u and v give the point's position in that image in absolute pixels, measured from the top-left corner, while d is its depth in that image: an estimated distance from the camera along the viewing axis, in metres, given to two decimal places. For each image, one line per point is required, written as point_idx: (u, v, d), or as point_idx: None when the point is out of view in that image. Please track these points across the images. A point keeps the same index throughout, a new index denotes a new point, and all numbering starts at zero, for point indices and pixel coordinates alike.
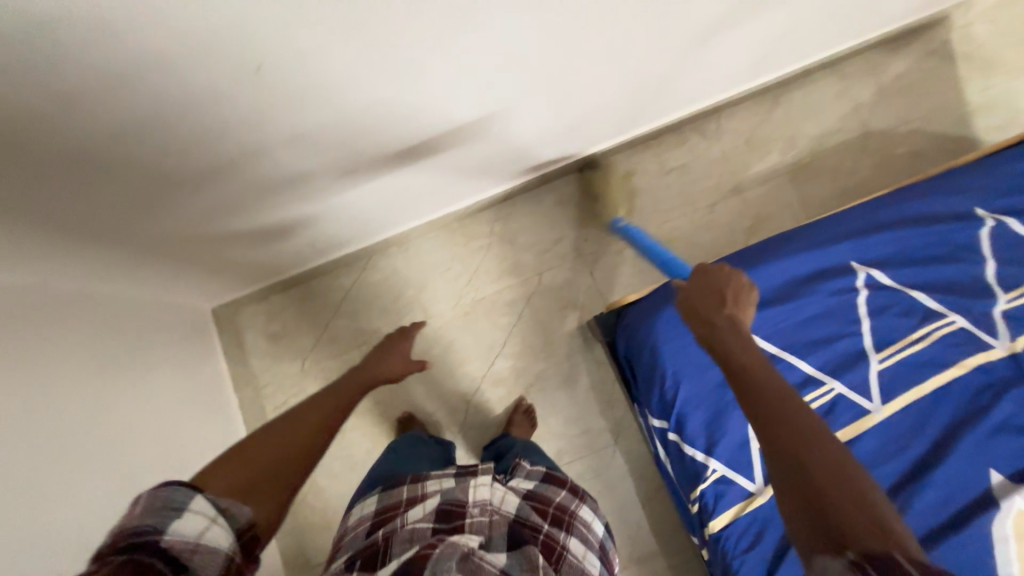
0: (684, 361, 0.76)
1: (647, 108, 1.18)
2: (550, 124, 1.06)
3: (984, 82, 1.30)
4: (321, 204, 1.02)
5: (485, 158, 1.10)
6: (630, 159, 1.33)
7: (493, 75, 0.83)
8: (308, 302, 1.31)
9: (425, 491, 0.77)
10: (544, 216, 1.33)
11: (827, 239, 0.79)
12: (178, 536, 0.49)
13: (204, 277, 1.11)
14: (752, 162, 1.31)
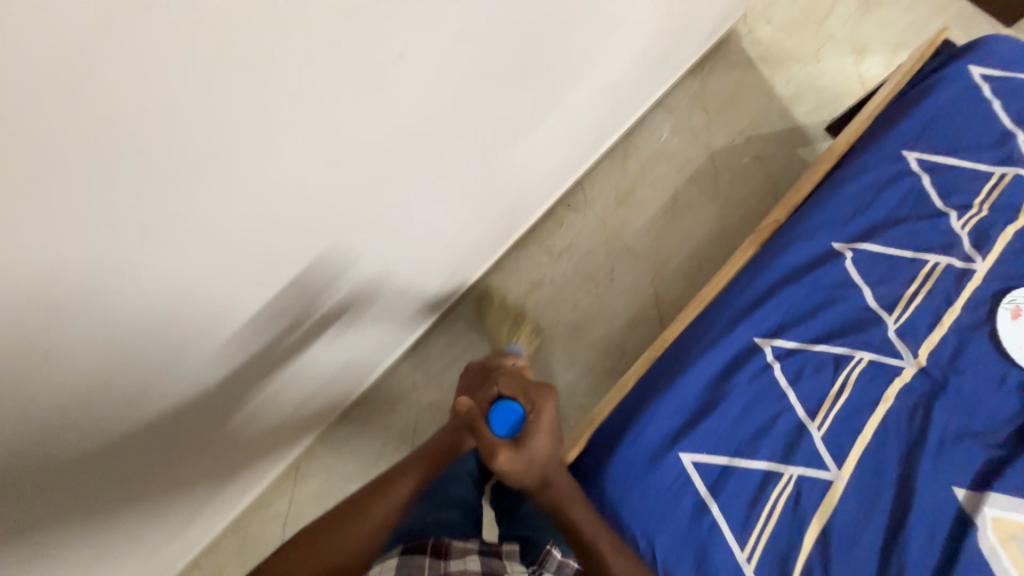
0: (648, 512, 0.72)
1: (514, 217, 1.17)
2: (426, 279, 1.01)
3: (784, 75, 1.42)
4: (217, 472, 0.89)
5: (376, 337, 1.02)
6: (520, 258, 1.31)
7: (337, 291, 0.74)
8: (246, 551, 1.14)
9: (457, 566, 0.57)
10: (461, 348, 1.27)
11: (724, 327, 0.79)
12: None
13: None
14: (630, 216, 1.33)
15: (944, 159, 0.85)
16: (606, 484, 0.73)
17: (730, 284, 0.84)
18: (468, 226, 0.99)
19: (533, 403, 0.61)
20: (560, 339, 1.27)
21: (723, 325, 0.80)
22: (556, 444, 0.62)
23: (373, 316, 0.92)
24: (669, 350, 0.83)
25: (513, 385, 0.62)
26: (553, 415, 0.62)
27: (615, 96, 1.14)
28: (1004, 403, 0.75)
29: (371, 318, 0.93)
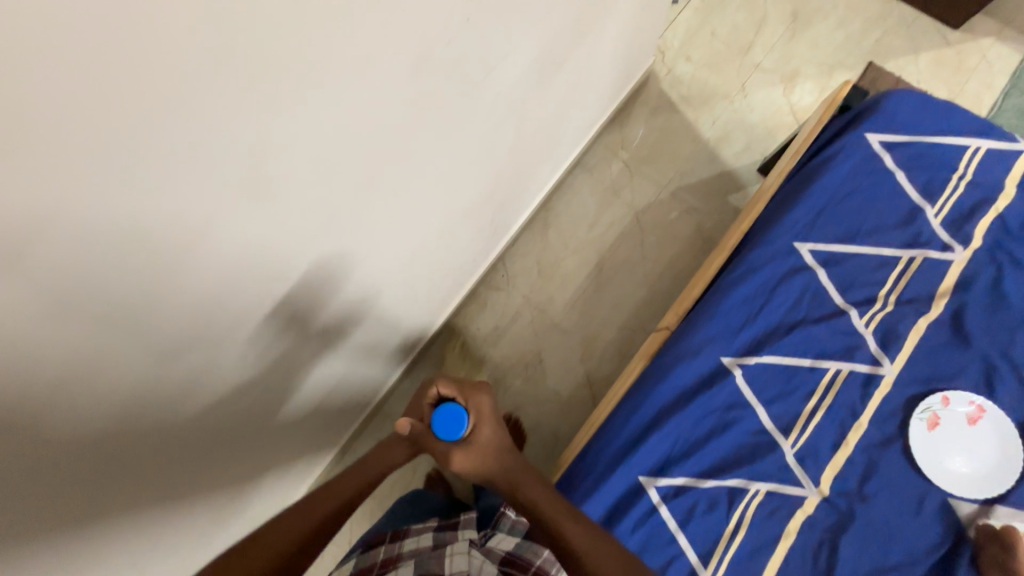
0: None
1: (424, 318, 1.12)
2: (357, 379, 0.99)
3: (708, 116, 1.33)
4: None
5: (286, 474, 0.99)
6: (445, 348, 1.26)
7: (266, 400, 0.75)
8: None
9: (408, 549, 0.73)
10: None
11: (606, 467, 0.74)
12: None
13: None
14: (555, 291, 1.27)
15: (842, 247, 0.77)
16: None
17: (616, 408, 0.78)
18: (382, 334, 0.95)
19: (470, 397, 0.60)
20: None
21: (606, 461, 0.74)
22: (500, 432, 0.63)
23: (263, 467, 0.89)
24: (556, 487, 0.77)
25: (454, 385, 0.59)
26: (491, 405, 0.63)
27: (518, 182, 1.07)
28: (922, 532, 0.67)
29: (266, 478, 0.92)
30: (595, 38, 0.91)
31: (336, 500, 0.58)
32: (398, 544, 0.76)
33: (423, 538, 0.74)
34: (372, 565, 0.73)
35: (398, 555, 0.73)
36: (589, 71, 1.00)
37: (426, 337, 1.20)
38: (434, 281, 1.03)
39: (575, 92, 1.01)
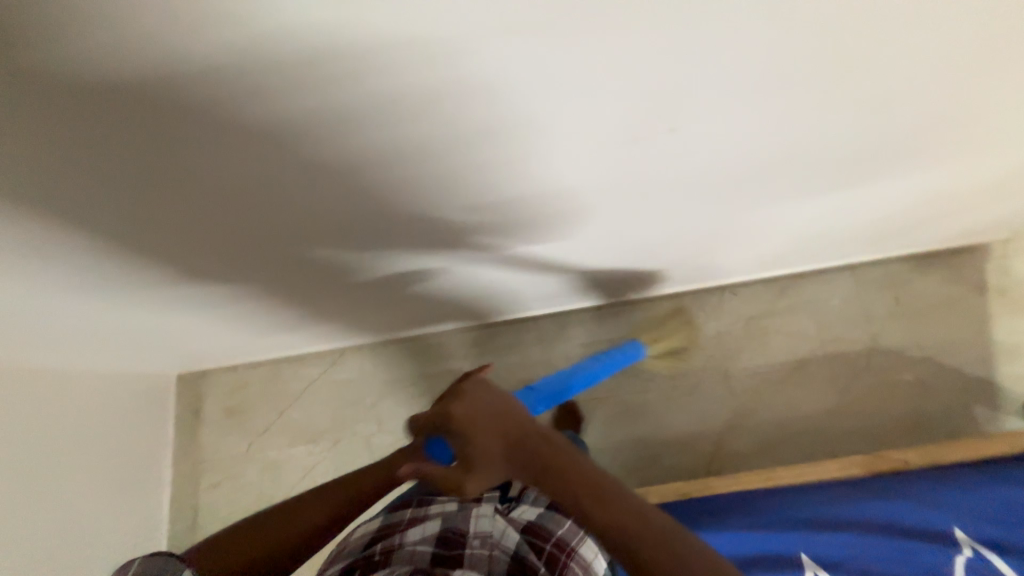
0: None
1: (542, 291, 1.12)
2: (549, 285, 1.09)
3: (1010, 324, 1.21)
4: (290, 314, 1.01)
5: (467, 301, 1.10)
6: (622, 316, 1.28)
7: (526, 252, 0.86)
8: (271, 385, 1.29)
9: (433, 510, 0.84)
10: (520, 353, 1.28)
11: (780, 523, 0.92)
12: None
13: (155, 351, 1.08)
14: (746, 350, 1.24)
15: None
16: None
17: (815, 492, 0.95)
18: (600, 268, 1.03)
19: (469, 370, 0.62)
20: (609, 410, 1.23)
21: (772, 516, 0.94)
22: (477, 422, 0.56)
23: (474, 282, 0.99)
24: (769, 506, 0.95)
25: (423, 419, 0.59)
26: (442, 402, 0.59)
27: (717, 246, 1.01)
28: None
29: (465, 290, 1.03)
30: (988, 172, 0.81)
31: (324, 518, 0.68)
32: (424, 508, 0.86)
33: (446, 505, 0.85)
34: (399, 520, 0.83)
35: (424, 515, 0.84)
36: (846, 201, 0.85)
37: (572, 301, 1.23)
38: (571, 271, 1.02)
39: (900, 208, 0.92)
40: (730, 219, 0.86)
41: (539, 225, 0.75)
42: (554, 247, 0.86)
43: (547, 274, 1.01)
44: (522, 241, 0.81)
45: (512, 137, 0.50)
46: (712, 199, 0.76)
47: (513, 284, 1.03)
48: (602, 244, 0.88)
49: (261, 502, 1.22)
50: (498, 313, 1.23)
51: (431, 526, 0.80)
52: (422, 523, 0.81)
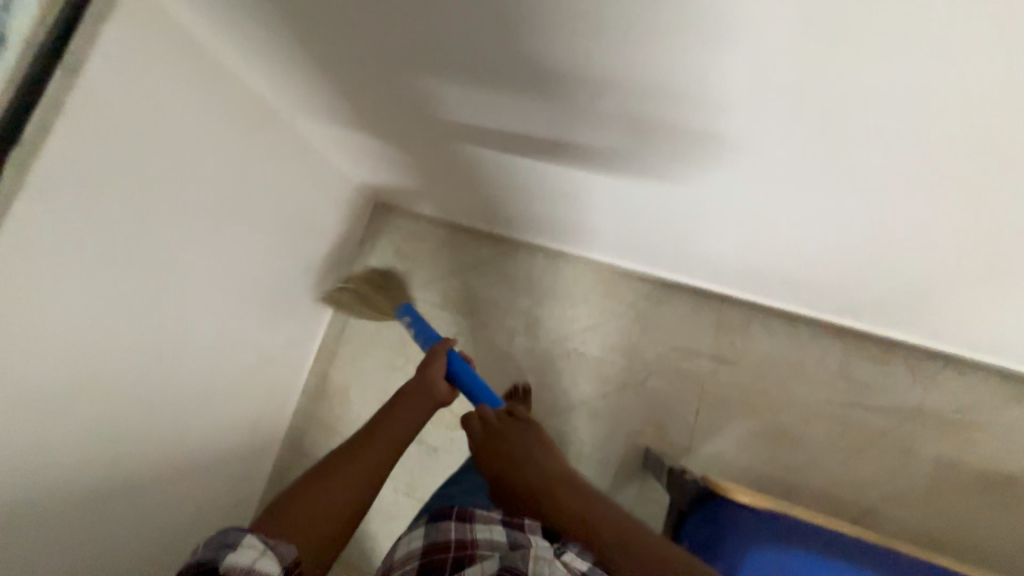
0: None
1: (649, 261, 1.13)
2: (731, 259, 0.98)
3: None
4: (510, 180, 0.96)
5: (653, 242, 1.03)
6: (820, 339, 1.13)
7: (720, 200, 0.78)
8: (443, 248, 1.33)
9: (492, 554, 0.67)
10: (691, 326, 1.18)
11: None
12: (233, 565, 0.49)
13: (379, 167, 1.11)
14: (942, 436, 1.08)
15: None
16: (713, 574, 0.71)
17: None
18: (777, 258, 0.91)
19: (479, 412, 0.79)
20: (757, 425, 1.14)
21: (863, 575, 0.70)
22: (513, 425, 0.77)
23: (692, 223, 0.89)
24: (852, 560, 0.71)
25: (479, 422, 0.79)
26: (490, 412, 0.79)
27: (850, 279, 0.90)
28: None
29: (669, 228, 0.94)
30: None
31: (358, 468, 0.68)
32: (472, 527, 0.60)
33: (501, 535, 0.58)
34: (447, 541, 0.58)
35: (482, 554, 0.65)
36: None
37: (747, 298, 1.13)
38: (673, 250, 1.04)
39: None
40: (842, 243, 0.79)
41: (744, 172, 0.68)
42: (733, 207, 0.78)
43: (720, 240, 0.92)
44: (718, 187, 0.74)
45: (634, 88, 0.57)
46: (806, 220, 0.75)
47: (695, 242, 0.96)
48: (794, 223, 0.77)
49: (399, 345, 1.29)
50: (679, 273, 1.14)
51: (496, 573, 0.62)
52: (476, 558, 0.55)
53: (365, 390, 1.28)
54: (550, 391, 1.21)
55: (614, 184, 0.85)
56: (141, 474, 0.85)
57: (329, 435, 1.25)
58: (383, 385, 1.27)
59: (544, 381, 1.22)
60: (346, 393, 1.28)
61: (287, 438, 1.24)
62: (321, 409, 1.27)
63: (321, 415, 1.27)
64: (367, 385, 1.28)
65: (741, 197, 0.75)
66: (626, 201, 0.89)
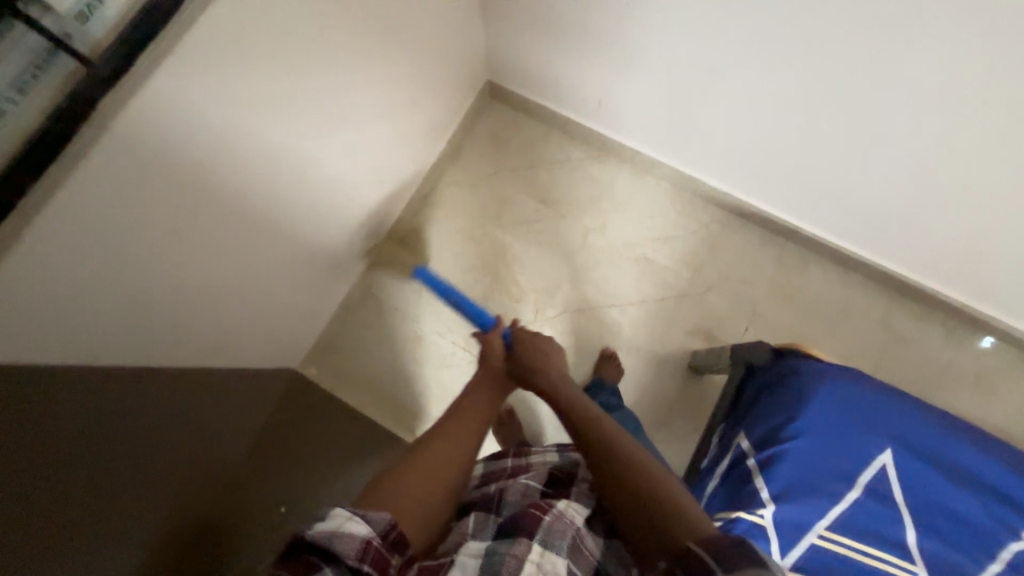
0: (908, 426, 0.75)
1: (736, 181, 1.22)
2: (817, 186, 1.09)
3: None
4: (638, 72, 1.06)
5: (752, 160, 1.12)
6: (871, 289, 1.24)
7: (814, 111, 0.92)
8: (538, 141, 1.39)
9: (536, 459, 0.71)
10: (757, 255, 1.28)
11: None
12: (323, 532, 0.50)
13: (516, 40, 1.18)
14: (959, 393, 1.19)
15: None
16: (780, 390, 0.81)
17: None
18: (866, 185, 1.01)
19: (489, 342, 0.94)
20: None
21: (925, 418, 0.75)
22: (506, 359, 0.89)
23: (798, 136, 0.99)
24: (904, 398, 0.77)
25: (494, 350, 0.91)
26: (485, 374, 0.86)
27: (910, 201, 0.99)
28: None
29: (775, 142, 1.04)
30: None
31: (421, 457, 0.65)
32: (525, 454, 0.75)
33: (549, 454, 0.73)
34: (502, 467, 0.72)
35: (527, 464, 0.71)
36: None
37: (815, 236, 1.23)
38: (745, 167, 1.16)
39: None
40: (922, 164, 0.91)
41: (830, 80, 0.85)
42: (820, 120, 0.93)
43: (811, 160, 1.03)
44: (813, 95, 0.89)
45: None
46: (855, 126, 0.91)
47: (790, 161, 1.06)
48: (873, 140, 0.91)
49: (480, 218, 1.36)
50: (762, 201, 1.23)
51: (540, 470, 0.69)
52: (530, 469, 0.69)
53: (439, 251, 1.34)
54: (614, 287, 1.29)
55: (724, 88, 0.98)
56: (275, 219, 0.89)
57: (398, 282, 1.31)
58: (457, 250, 1.34)
59: (611, 277, 1.30)
60: (421, 249, 1.34)
61: (361, 276, 1.29)
62: (396, 259, 1.33)
63: (396, 264, 1.33)
64: (443, 247, 1.34)
65: (830, 109, 0.90)
66: (733, 107, 1.01)
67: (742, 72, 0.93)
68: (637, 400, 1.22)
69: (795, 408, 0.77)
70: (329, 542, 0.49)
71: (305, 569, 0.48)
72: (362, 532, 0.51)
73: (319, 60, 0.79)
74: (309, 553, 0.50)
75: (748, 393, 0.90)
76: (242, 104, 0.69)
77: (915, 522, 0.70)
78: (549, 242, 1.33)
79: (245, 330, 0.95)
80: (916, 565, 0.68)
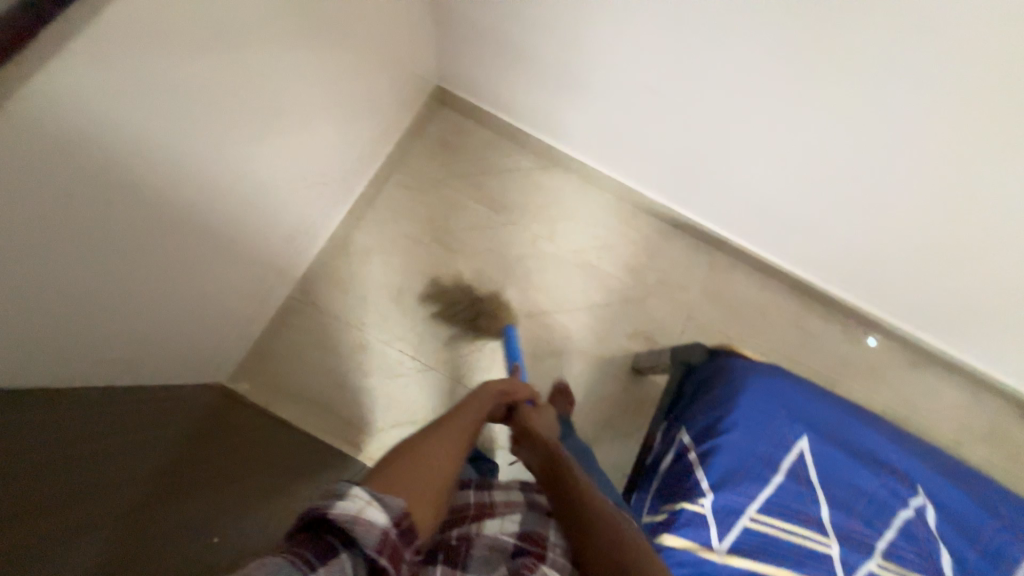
0: (819, 413, 0.84)
1: (672, 194, 1.31)
2: (741, 200, 1.21)
3: None
4: (584, 87, 1.11)
5: (686, 175, 1.22)
6: (786, 293, 1.39)
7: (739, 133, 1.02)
8: (487, 148, 1.40)
9: (500, 498, 0.68)
10: (690, 263, 1.38)
11: (925, 444, 0.88)
12: (341, 510, 0.44)
13: (464, 46, 1.18)
14: (856, 382, 1.36)
15: None
16: (714, 386, 0.88)
17: None
18: (781, 200, 1.14)
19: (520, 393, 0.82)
20: None
21: (832, 404, 0.86)
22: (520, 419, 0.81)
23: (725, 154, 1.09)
24: (815, 389, 0.88)
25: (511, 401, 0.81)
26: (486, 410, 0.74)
27: (816, 215, 1.13)
28: None
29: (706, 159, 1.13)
30: None
31: (427, 448, 0.58)
32: (487, 488, 0.69)
33: (514, 493, 0.70)
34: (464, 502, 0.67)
35: (491, 505, 0.67)
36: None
37: (740, 245, 1.35)
38: (681, 182, 1.25)
39: None
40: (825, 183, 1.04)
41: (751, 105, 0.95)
42: (744, 141, 1.04)
43: (737, 176, 1.14)
44: (738, 117, 0.99)
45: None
46: (774, 147, 1.01)
47: (719, 177, 1.17)
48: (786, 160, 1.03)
49: (429, 223, 1.34)
50: (695, 213, 1.33)
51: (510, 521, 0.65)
52: (500, 521, 0.64)
53: (386, 256, 1.29)
54: (562, 293, 1.33)
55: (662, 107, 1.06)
56: (204, 218, 0.81)
57: (342, 289, 1.25)
58: (405, 256, 1.30)
59: (559, 283, 1.33)
60: (366, 255, 1.29)
61: (300, 282, 1.21)
62: (339, 265, 1.27)
63: (339, 269, 1.26)
64: (390, 252, 1.30)
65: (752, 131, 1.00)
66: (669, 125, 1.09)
67: (678, 93, 1.01)
68: (585, 402, 1.26)
69: (728, 402, 0.83)
70: (348, 524, 0.44)
71: (320, 551, 0.42)
72: (382, 520, 0.46)
73: (257, 50, 0.74)
74: (321, 534, 0.44)
75: (687, 389, 0.97)
76: (168, 91, 0.63)
77: (827, 498, 0.79)
78: (498, 249, 1.34)
79: (165, 341, 0.85)
80: (829, 537, 0.76)
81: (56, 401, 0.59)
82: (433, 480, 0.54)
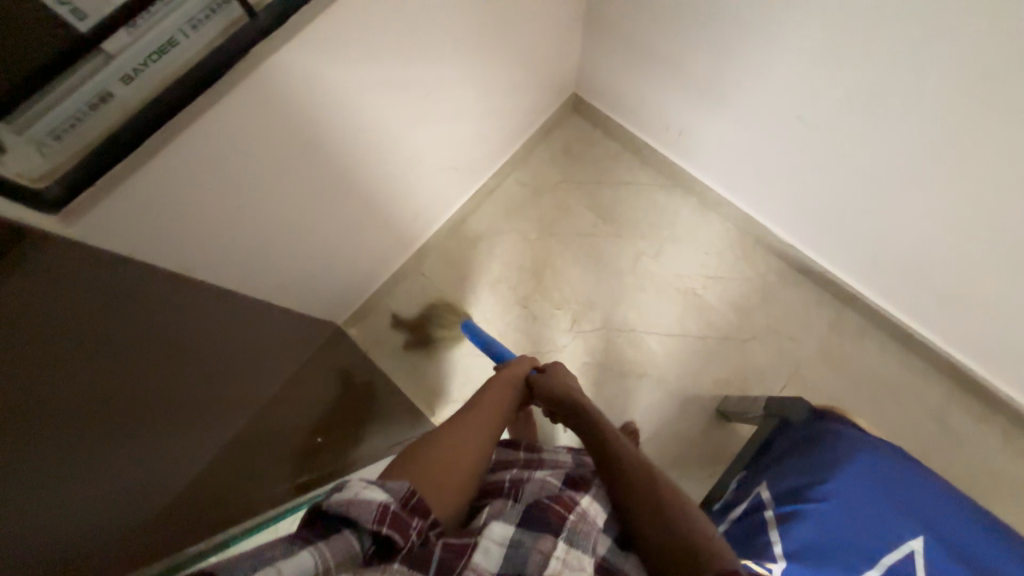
0: (947, 517, 0.70)
1: (804, 236, 1.19)
2: (891, 258, 1.05)
3: None
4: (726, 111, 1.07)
5: (826, 218, 1.10)
6: (929, 375, 1.17)
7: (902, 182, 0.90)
8: (610, 161, 1.42)
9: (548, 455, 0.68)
10: (810, 315, 1.24)
11: None
12: (334, 501, 0.47)
13: (610, 60, 1.22)
14: (1007, 505, 1.10)
15: None
16: (813, 450, 0.79)
17: None
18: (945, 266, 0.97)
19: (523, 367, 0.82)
20: None
21: (967, 514, 0.71)
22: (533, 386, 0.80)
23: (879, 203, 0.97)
24: (946, 487, 0.73)
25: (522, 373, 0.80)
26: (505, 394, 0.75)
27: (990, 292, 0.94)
28: None
29: (854, 205, 1.01)
30: None
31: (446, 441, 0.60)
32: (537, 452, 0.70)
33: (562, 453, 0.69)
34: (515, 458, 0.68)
35: (539, 458, 0.66)
36: None
37: (880, 308, 1.17)
38: (819, 225, 1.13)
39: None
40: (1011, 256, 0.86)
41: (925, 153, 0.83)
42: (907, 191, 0.90)
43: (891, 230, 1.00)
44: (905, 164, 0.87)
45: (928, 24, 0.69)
46: (948, 204, 0.87)
47: (868, 227, 1.03)
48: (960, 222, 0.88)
49: (538, 222, 1.39)
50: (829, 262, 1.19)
51: (557, 467, 0.64)
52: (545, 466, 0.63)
53: (493, 246, 1.38)
54: (656, 316, 1.29)
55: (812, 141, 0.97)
56: (358, 183, 0.96)
57: (448, 267, 1.37)
58: (510, 249, 1.37)
59: (655, 306, 1.30)
60: (476, 241, 1.39)
61: (417, 254, 1.34)
62: (451, 245, 1.38)
63: (450, 249, 1.38)
64: (498, 243, 1.38)
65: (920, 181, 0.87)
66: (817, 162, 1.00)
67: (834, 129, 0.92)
68: (656, 432, 1.21)
69: (825, 471, 0.74)
70: (344, 509, 0.46)
71: (327, 537, 0.45)
72: (383, 498, 0.48)
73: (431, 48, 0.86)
74: (326, 523, 0.47)
75: (777, 446, 0.88)
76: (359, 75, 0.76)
77: None
78: (600, 259, 1.35)
79: (308, 278, 1.02)
80: None
81: (179, 286, 0.69)
82: (455, 474, 0.57)
